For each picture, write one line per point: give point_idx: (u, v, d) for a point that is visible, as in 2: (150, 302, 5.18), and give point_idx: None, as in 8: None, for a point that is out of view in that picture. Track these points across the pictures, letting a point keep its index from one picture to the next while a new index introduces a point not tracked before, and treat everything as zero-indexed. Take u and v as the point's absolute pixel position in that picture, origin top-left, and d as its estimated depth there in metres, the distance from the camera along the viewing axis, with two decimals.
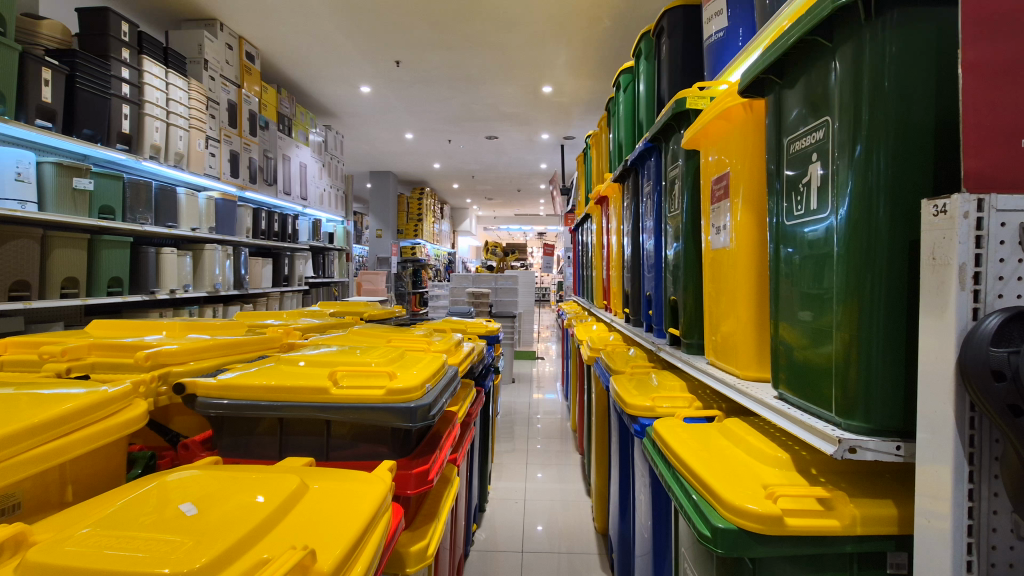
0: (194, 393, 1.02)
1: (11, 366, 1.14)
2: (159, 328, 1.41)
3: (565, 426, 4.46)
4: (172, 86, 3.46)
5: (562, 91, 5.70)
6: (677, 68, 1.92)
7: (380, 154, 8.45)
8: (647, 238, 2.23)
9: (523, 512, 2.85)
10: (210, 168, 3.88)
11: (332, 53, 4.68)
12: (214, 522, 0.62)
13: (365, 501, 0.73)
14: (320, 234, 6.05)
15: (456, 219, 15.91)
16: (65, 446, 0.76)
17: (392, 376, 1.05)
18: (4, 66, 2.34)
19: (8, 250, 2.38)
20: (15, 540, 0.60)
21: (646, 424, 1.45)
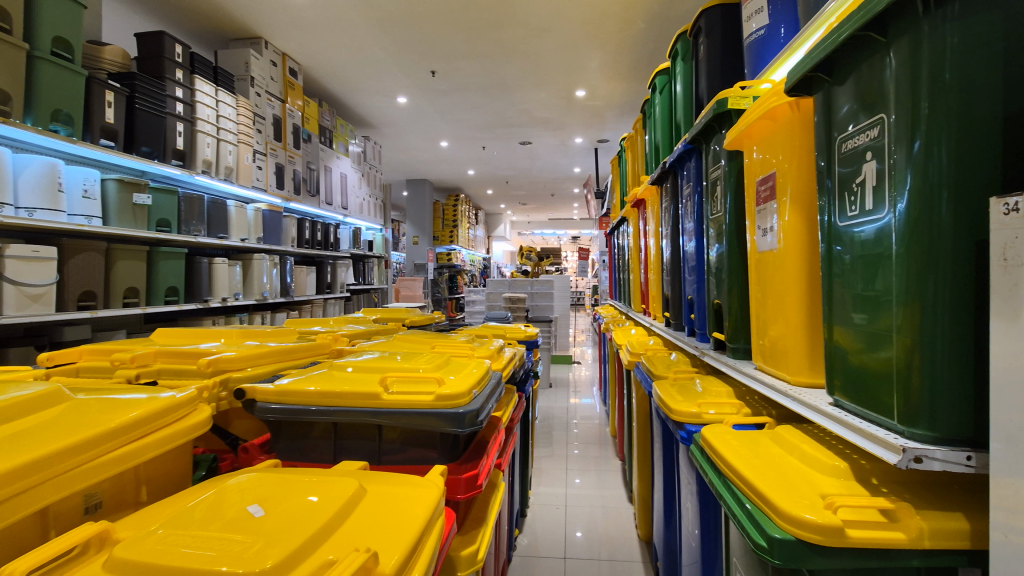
0: (253, 397, 1.06)
1: (86, 373, 1.21)
2: (217, 335, 1.47)
3: (604, 431, 4.42)
4: (222, 102, 3.62)
5: (596, 95, 5.68)
6: (716, 67, 1.89)
7: (416, 162, 8.61)
8: (687, 241, 2.19)
9: (565, 518, 2.83)
10: (257, 180, 4.04)
11: (370, 66, 4.81)
12: (280, 523, 0.65)
13: (419, 506, 0.74)
14: (360, 242, 6.20)
15: (490, 225, 16.00)
16: (139, 450, 0.81)
17: (440, 381, 1.07)
18: (73, 91, 2.51)
19: (76, 262, 2.54)
20: (100, 538, 0.64)
21: (692, 430, 1.42)
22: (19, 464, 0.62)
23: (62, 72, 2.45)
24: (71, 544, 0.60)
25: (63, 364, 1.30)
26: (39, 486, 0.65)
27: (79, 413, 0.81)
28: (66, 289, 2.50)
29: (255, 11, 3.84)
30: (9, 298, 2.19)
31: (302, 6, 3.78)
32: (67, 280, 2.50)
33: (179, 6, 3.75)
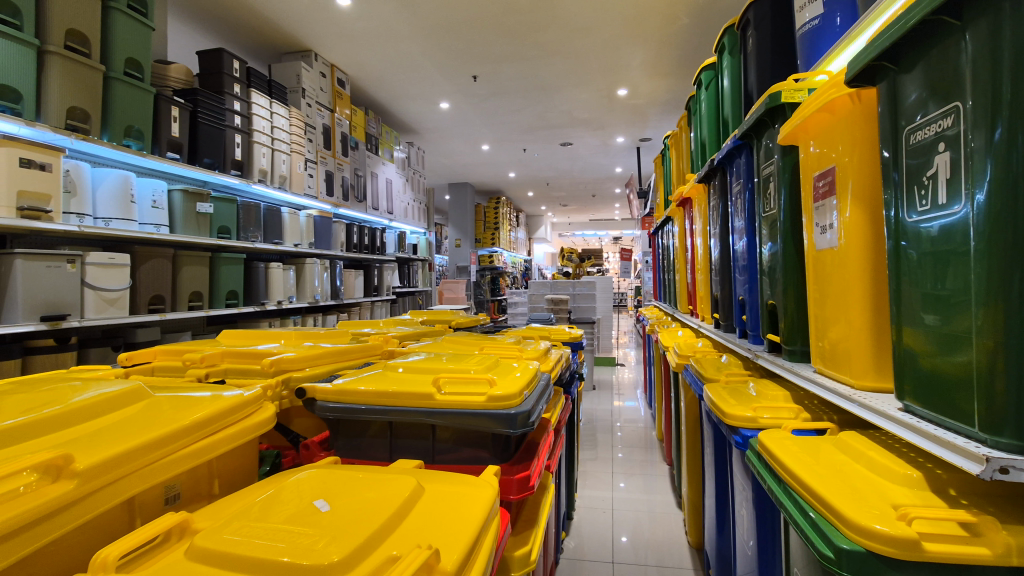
0: (313, 397, 1.10)
1: (161, 371, 1.29)
2: (276, 337, 1.54)
3: (650, 435, 4.34)
4: (276, 114, 3.77)
5: (638, 93, 5.59)
6: (766, 58, 1.82)
7: (458, 166, 8.72)
8: (737, 240, 2.13)
9: (612, 523, 2.79)
10: (308, 188, 4.19)
11: (413, 73, 4.91)
12: (346, 518, 0.67)
13: (476, 505, 0.75)
14: (405, 246, 6.33)
15: (531, 227, 16.02)
16: (211, 445, 0.86)
17: (492, 382, 1.08)
18: (141, 108, 2.67)
19: (147, 267, 2.71)
20: (181, 527, 0.68)
21: (747, 435, 1.38)
22: (105, 457, 0.67)
23: (133, 90, 2.62)
24: (154, 534, 0.64)
25: (140, 364, 1.39)
26: (125, 477, 0.70)
27: (157, 410, 0.86)
28: (138, 293, 2.66)
29: (305, 25, 4.00)
30: (89, 301, 2.35)
31: (350, 18, 3.90)
32: (139, 285, 2.67)
33: (236, 24, 3.94)
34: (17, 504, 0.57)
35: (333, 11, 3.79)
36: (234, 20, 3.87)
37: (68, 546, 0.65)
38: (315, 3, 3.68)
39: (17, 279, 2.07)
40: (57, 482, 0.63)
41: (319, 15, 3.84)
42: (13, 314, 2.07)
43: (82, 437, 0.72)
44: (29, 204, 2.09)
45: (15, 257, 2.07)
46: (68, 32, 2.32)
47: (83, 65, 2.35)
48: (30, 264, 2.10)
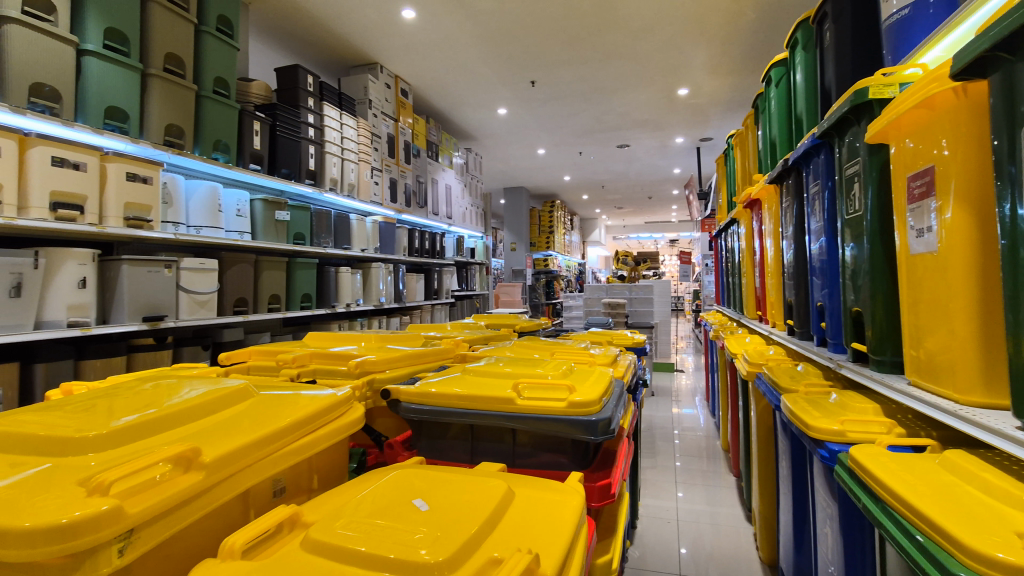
0: (397, 398, 1.14)
1: (255, 370, 1.37)
2: (357, 340, 1.60)
3: (713, 445, 4.19)
4: (345, 125, 3.93)
5: (699, 92, 5.44)
6: (846, 52, 1.73)
7: (514, 171, 8.79)
8: (815, 243, 2.03)
9: (678, 534, 2.72)
10: (374, 195, 4.35)
11: (473, 81, 5.00)
12: (444, 518, 0.69)
13: (567, 511, 0.75)
14: (463, 250, 6.44)
15: (586, 230, 15.88)
16: (312, 442, 0.91)
17: (571, 388, 1.09)
18: (227, 122, 2.86)
19: (232, 271, 2.89)
20: (291, 520, 0.72)
21: (835, 449, 1.31)
22: (225, 452, 0.73)
23: (221, 107, 2.81)
24: (269, 526, 0.68)
25: (237, 363, 1.48)
26: (243, 470, 0.76)
27: (262, 407, 0.92)
28: (225, 296, 2.85)
29: (372, 39, 4.16)
30: (183, 303, 2.54)
31: (414, 30, 4.03)
32: (225, 288, 2.86)
33: (309, 41, 4.15)
34: (159, 491, 0.64)
35: (398, 24, 3.93)
36: (308, 37, 4.09)
37: (201, 532, 0.72)
38: (382, 18, 3.83)
39: (123, 283, 2.26)
40: (188, 473, 0.69)
41: (386, 29, 3.99)
42: (119, 314, 2.27)
43: (205, 431, 0.79)
44: (134, 213, 2.29)
45: (121, 263, 2.27)
46: (166, 56, 2.53)
47: (179, 85, 2.55)
48: (134, 269, 2.29)
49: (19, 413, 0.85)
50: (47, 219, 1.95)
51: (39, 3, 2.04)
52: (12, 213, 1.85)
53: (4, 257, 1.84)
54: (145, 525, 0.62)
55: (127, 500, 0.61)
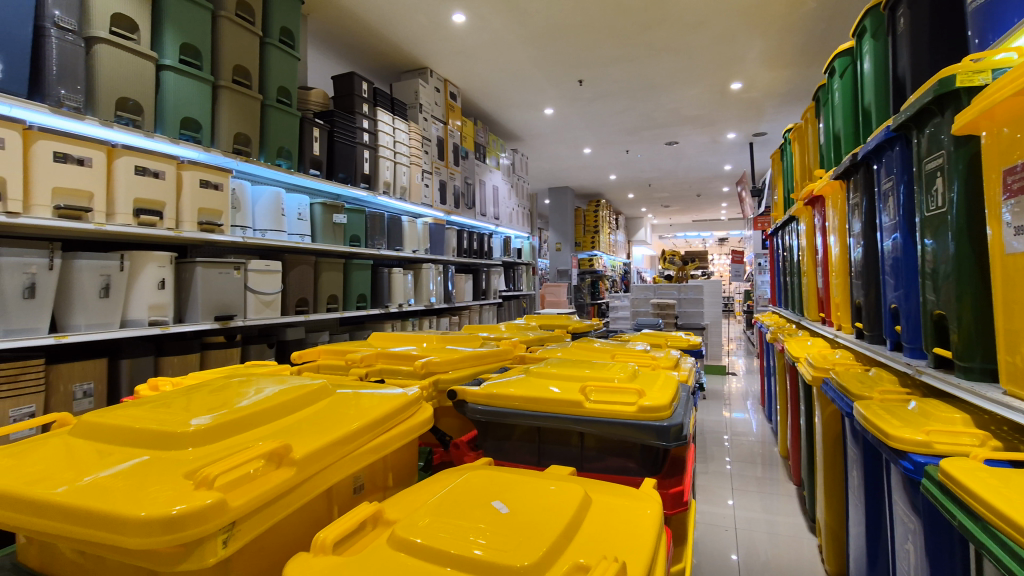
0: (464, 399, 1.17)
1: (325, 369, 1.42)
2: (419, 340, 1.64)
3: (769, 451, 4.04)
4: (398, 129, 4.02)
5: (754, 85, 5.25)
6: (922, 38, 1.61)
7: (559, 171, 8.75)
8: (887, 241, 1.91)
9: (737, 542, 2.63)
10: (425, 198, 4.43)
11: (521, 82, 5.01)
12: (525, 522, 0.69)
13: (646, 520, 0.73)
14: (510, 250, 6.46)
15: (631, 229, 15.63)
16: (387, 441, 0.93)
17: (640, 392, 1.07)
18: (289, 129, 2.98)
19: (294, 273, 3.01)
20: (374, 517, 0.74)
21: (919, 461, 1.23)
22: (312, 449, 0.75)
23: (283, 115, 2.93)
24: (356, 522, 0.70)
25: (308, 361, 1.54)
26: (328, 467, 0.78)
27: (341, 406, 0.96)
28: (288, 296, 2.97)
29: (423, 45, 4.23)
30: (251, 303, 2.66)
31: (464, 34, 4.07)
32: (288, 288, 2.97)
33: (363, 49, 4.27)
34: (255, 486, 0.67)
35: (449, 29, 3.98)
36: (362, 45, 4.20)
37: (292, 526, 0.75)
38: (432, 23, 3.89)
39: (197, 284, 2.40)
40: (280, 468, 0.72)
41: (437, 33, 4.05)
42: (194, 313, 2.41)
43: (292, 429, 0.82)
44: (206, 218, 2.43)
45: (196, 265, 2.40)
46: (235, 68, 2.65)
47: (246, 95, 2.68)
48: (207, 271, 2.43)
49: (121, 408, 0.91)
50: (132, 224, 2.09)
51: (124, 22, 2.18)
52: (101, 219, 1.99)
53: (94, 259, 2.00)
54: (246, 517, 0.65)
55: (230, 494, 0.64)
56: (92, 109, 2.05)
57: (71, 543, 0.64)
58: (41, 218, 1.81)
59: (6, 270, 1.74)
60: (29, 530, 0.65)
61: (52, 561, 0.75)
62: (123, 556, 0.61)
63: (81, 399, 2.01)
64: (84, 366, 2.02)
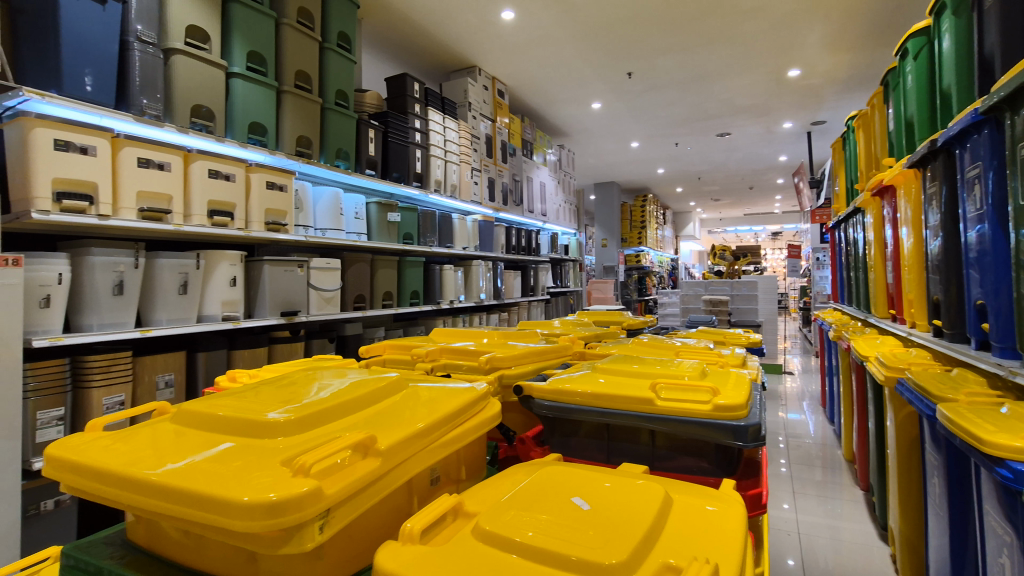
0: (530, 394, 1.18)
1: (392, 363, 1.46)
2: (480, 336, 1.66)
3: (831, 453, 3.86)
4: (448, 128, 4.07)
5: (813, 72, 5.02)
6: (1015, 12, 1.48)
7: (606, 165, 8.63)
8: (970, 234, 1.79)
9: (801, 548, 2.53)
10: (474, 195, 4.47)
11: (568, 77, 4.97)
12: (609, 519, 0.68)
13: (733, 523, 0.71)
14: (557, 246, 6.44)
15: (679, 224, 15.26)
16: (462, 434, 0.94)
17: (714, 391, 1.04)
18: (346, 131, 3.06)
19: (353, 270, 3.10)
20: (455, 509, 0.75)
21: (1018, 469, 1.14)
22: (395, 440, 0.78)
23: (341, 117, 3.02)
24: (440, 513, 0.72)
25: (375, 356, 1.59)
26: (409, 460, 0.80)
27: (415, 400, 0.98)
28: (347, 292, 3.07)
29: (473, 43, 4.26)
30: (313, 300, 2.77)
31: (513, 31, 4.07)
32: (347, 285, 3.07)
33: (414, 49, 4.34)
34: (346, 474, 0.69)
35: (498, 26, 3.99)
36: (413, 46, 4.28)
37: (376, 516, 0.77)
38: (482, 21, 3.91)
39: (265, 281, 2.52)
40: (366, 458, 0.74)
41: (486, 31, 4.07)
42: (262, 309, 2.52)
43: (372, 422, 0.85)
44: (273, 218, 2.53)
45: (263, 263, 2.52)
46: (297, 73, 2.75)
47: (307, 99, 2.77)
48: (274, 269, 2.54)
49: (212, 398, 0.97)
50: (205, 224, 2.21)
51: (198, 33, 2.31)
52: (179, 220, 2.11)
53: (173, 259, 2.13)
54: (338, 505, 0.67)
55: (324, 481, 0.67)
56: (171, 117, 2.18)
57: (178, 522, 0.68)
58: (128, 219, 1.94)
59: (98, 268, 1.88)
60: (138, 509, 0.70)
61: (158, 539, 0.80)
62: (226, 537, 0.65)
63: (163, 389, 2.14)
64: (166, 358, 2.16)
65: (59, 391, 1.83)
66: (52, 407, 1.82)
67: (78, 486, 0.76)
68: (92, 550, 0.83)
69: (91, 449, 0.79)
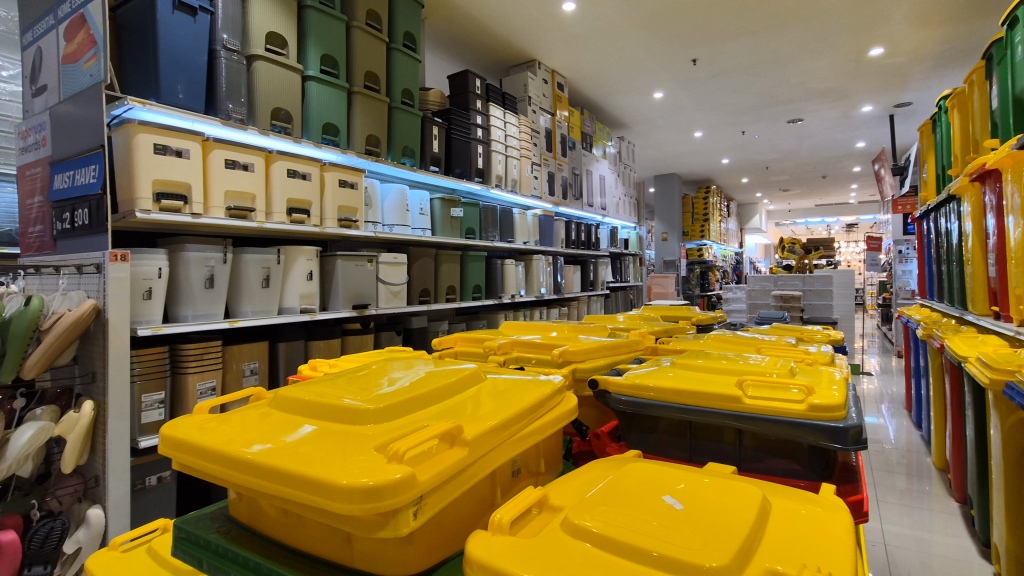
0: (606, 388, 1.17)
1: (466, 355, 1.49)
2: (550, 329, 1.66)
3: (918, 459, 3.59)
4: (509, 123, 4.08)
5: (899, 49, 4.64)
6: None
7: (667, 157, 8.39)
8: None
9: (887, 561, 2.36)
10: (534, 189, 4.46)
11: (630, 67, 4.85)
12: (705, 519, 0.66)
13: (841, 529, 0.67)
14: (617, 241, 6.33)
15: (743, 216, 14.60)
16: (541, 426, 0.94)
17: (807, 389, 0.99)
18: (412, 129, 3.13)
19: (418, 265, 3.18)
20: (540, 502, 0.75)
21: None
22: (480, 431, 0.78)
23: (407, 116, 3.09)
24: (527, 506, 0.72)
25: (446, 348, 1.62)
26: (492, 451, 0.81)
27: (495, 391, 0.99)
28: (413, 286, 3.15)
29: (533, 37, 4.24)
30: (382, 293, 2.86)
31: (575, 22, 4.02)
32: (413, 279, 3.15)
33: (475, 46, 4.37)
34: (436, 462, 0.71)
35: (559, 19, 3.95)
36: (474, 43, 4.31)
37: (462, 503, 0.79)
38: (543, 14, 3.87)
39: (338, 276, 2.63)
40: (453, 448, 0.75)
41: (547, 24, 4.03)
42: (336, 302, 2.64)
43: (455, 413, 0.87)
44: (345, 215, 2.63)
45: (336, 258, 2.63)
46: (366, 73, 2.84)
47: (375, 99, 2.86)
48: (346, 264, 2.65)
49: (302, 384, 1.02)
50: (286, 222, 2.33)
51: (276, 39, 2.42)
52: (262, 218, 2.24)
53: (257, 254, 2.26)
54: (430, 493, 0.69)
55: (417, 468, 0.68)
56: (253, 120, 2.31)
57: (279, 501, 0.71)
58: (217, 217, 2.07)
59: (192, 263, 2.03)
60: (241, 487, 0.74)
61: (257, 517, 0.85)
62: (325, 518, 0.67)
63: (249, 376, 2.28)
64: (251, 348, 2.29)
65: (160, 376, 1.99)
66: (154, 391, 1.98)
67: (189, 464, 0.81)
68: (200, 523, 0.89)
69: (199, 430, 0.84)
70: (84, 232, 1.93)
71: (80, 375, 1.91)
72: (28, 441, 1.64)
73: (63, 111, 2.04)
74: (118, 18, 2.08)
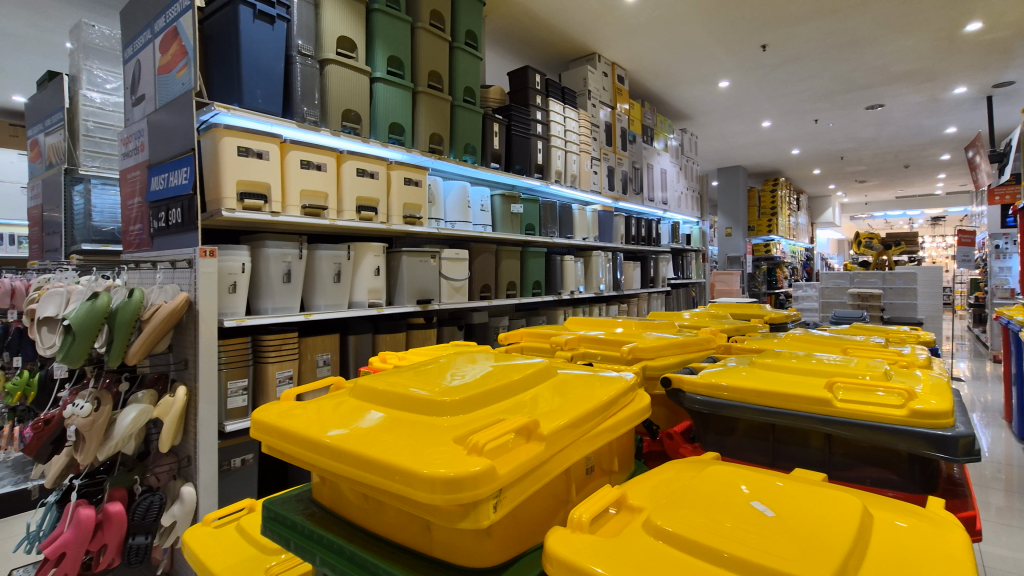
0: (679, 387, 1.13)
1: (532, 350, 1.50)
2: (617, 325, 1.63)
3: (1019, 475, 3.26)
4: (568, 118, 4.05)
5: (999, 23, 4.21)
6: None
7: (732, 149, 8.05)
8: None
9: None
10: (594, 184, 4.40)
11: (694, 56, 4.69)
12: (800, 529, 0.62)
13: (957, 547, 0.61)
14: (678, 236, 6.14)
15: (815, 210, 13.77)
16: (615, 424, 0.92)
17: (908, 394, 0.92)
18: (473, 126, 3.16)
19: (479, 261, 3.22)
20: (619, 501, 0.74)
21: None
22: (557, 426, 0.78)
23: (469, 114, 3.13)
24: (606, 505, 0.70)
25: (512, 343, 1.63)
26: (568, 447, 0.80)
27: (567, 387, 0.98)
28: (474, 282, 3.19)
29: (593, 29, 4.17)
30: (444, 289, 2.91)
31: (636, 12, 3.92)
32: (474, 275, 3.19)
33: (535, 42, 4.36)
34: (514, 456, 0.71)
35: (620, 10, 3.87)
36: (534, 39, 4.30)
37: (537, 497, 0.78)
38: (604, 5, 3.81)
39: (403, 271, 2.70)
40: (530, 442, 0.75)
41: (608, 16, 3.96)
42: (401, 297, 2.71)
43: (531, 407, 0.86)
44: (410, 212, 2.69)
45: (402, 254, 2.71)
46: (430, 73, 2.90)
47: (438, 97, 2.91)
48: (411, 260, 2.73)
49: (379, 374, 1.05)
50: (355, 219, 2.42)
51: (346, 43, 2.51)
52: (334, 215, 2.34)
53: (330, 251, 2.36)
54: (510, 486, 0.69)
55: (496, 461, 0.68)
56: (326, 121, 2.41)
57: (362, 486, 0.74)
58: (294, 215, 2.17)
59: (271, 259, 2.14)
60: (327, 471, 0.77)
61: (339, 501, 0.88)
62: (407, 505, 0.69)
63: (322, 367, 2.38)
64: (324, 339, 2.40)
65: (244, 364, 2.12)
66: (238, 378, 2.11)
67: (277, 447, 0.85)
68: (287, 505, 0.93)
69: (286, 416, 0.88)
70: (177, 231, 2.08)
71: (174, 362, 2.04)
72: (131, 421, 1.85)
73: (159, 118, 2.21)
74: (206, 29, 2.22)
